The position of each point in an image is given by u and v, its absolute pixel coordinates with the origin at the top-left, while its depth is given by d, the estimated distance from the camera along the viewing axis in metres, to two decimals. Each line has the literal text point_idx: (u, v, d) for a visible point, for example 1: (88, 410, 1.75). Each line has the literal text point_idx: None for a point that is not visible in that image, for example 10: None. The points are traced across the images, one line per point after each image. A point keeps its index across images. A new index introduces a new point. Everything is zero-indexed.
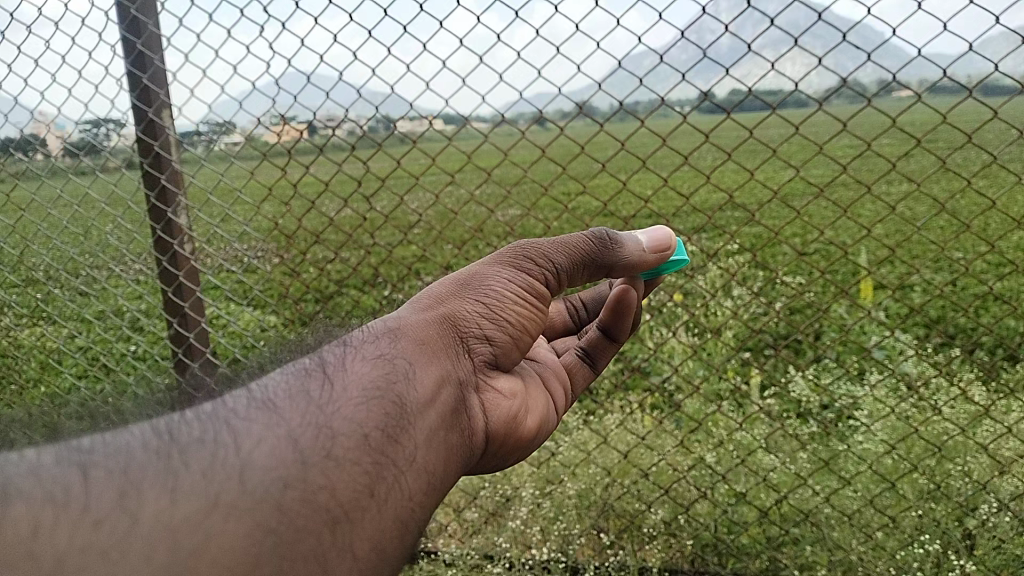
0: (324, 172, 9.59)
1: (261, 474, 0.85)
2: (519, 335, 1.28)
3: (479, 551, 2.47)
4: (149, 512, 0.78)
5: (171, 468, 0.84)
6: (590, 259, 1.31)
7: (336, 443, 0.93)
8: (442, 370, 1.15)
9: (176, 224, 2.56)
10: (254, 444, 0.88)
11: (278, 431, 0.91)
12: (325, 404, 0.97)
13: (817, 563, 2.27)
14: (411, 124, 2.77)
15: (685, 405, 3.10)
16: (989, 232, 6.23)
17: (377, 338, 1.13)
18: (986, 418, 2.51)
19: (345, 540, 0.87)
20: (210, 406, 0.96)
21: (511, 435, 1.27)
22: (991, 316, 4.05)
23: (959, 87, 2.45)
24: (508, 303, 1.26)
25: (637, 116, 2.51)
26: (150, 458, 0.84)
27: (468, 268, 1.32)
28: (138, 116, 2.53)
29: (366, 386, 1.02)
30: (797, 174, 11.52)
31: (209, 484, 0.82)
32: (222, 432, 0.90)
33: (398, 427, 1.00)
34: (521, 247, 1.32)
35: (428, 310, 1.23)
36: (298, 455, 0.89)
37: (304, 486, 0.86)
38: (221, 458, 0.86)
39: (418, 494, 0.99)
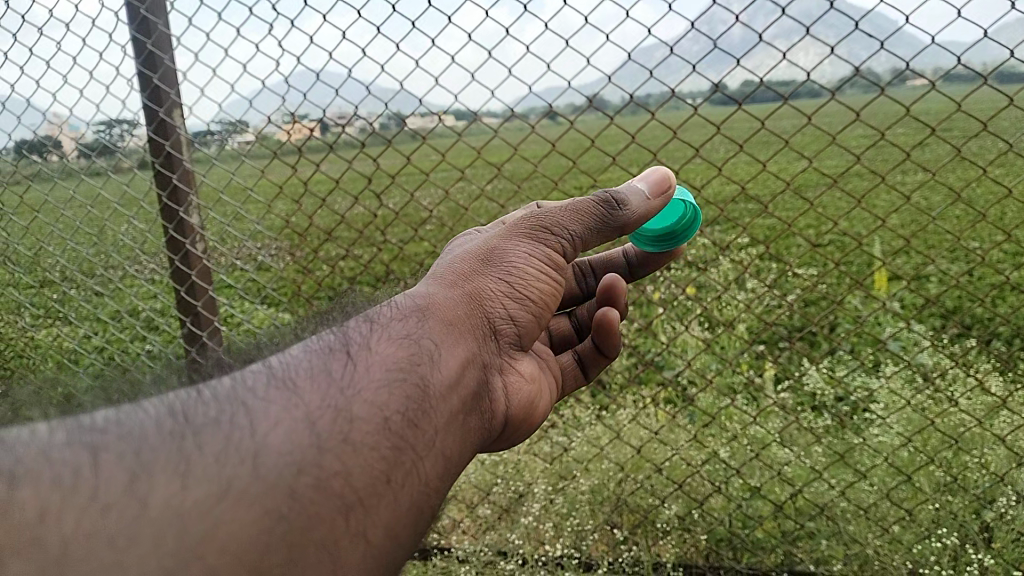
0: (336, 169, 9.62)
1: (274, 458, 0.85)
2: (538, 314, 1.29)
3: (491, 548, 2.47)
4: (159, 497, 0.78)
5: (183, 450, 0.83)
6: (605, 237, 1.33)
7: (355, 428, 0.92)
8: (469, 351, 1.15)
9: (187, 224, 2.57)
10: (270, 426, 0.87)
11: (296, 413, 0.90)
12: (345, 386, 0.96)
13: (833, 557, 2.26)
14: (421, 120, 2.77)
15: (698, 399, 3.09)
16: (1006, 222, 6.17)
17: (402, 317, 1.12)
18: (1004, 409, 2.48)
19: (358, 527, 0.88)
20: (230, 380, 0.96)
21: (525, 417, 1.29)
22: (1009, 306, 4.01)
23: (974, 74, 2.42)
24: (531, 281, 1.27)
25: (648, 109, 2.49)
26: (164, 437, 0.85)
27: (485, 242, 1.31)
28: (148, 117, 2.54)
29: (389, 365, 1.01)
30: (810, 165, 11.44)
31: (221, 469, 0.82)
32: (238, 413, 0.89)
33: (418, 411, 1.00)
34: (540, 219, 1.32)
35: (450, 285, 1.22)
36: (315, 438, 0.88)
37: (318, 471, 0.86)
38: (235, 439, 0.86)
39: (434, 479, 0.99)
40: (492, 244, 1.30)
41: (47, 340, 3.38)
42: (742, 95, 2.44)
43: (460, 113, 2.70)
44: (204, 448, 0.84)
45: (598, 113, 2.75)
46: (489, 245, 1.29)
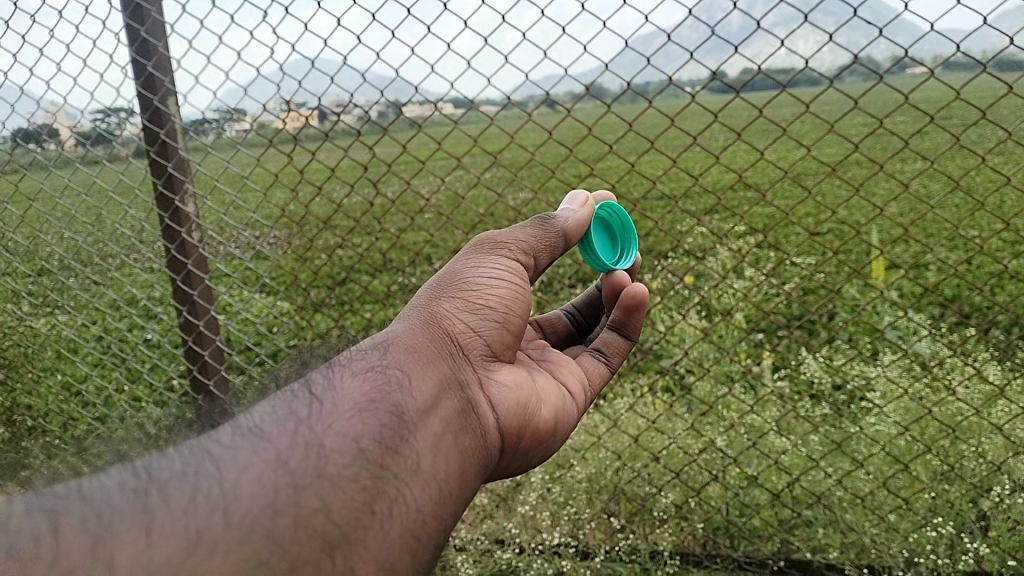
0: (333, 158, 9.58)
1: (247, 504, 0.84)
2: (505, 324, 1.34)
3: (489, 537, 2.48)
4: (128, 554, 0.75)
5: (149, 506, 0.81)
6: (550, 239, 1.44)
7: (330, 462, 0.92)
8: (441, 373, 1.17)
9: (183, 212, 2.56)
10: (243, 473, 0.88)
11: (266, 456, 0.90)
12: (314, 424, 0.96)
13: (830, 546, 2.28)
14: (419, 109, 2.76)
15: (696, 387, 3.09)
16: (1005, 210, 6.17)
17: (363, 355, 1.13)
18: (1001, 398, 2.48)
19: (346, 562, 0.86)
20: (192, 441, 0.95)
21: (523, 426, 1.29)
22: (1007, 294, 4.01)
23: (974, 62, 2.41)
24: (486, 293, 1.33)
25: (646, 97, 2.47)
26: (129, 496, 0.83)
27: (438, 273, 1.37)
28: (143, 104, 2.51)
29: (359, 398, 1.02)
30: (809, 153, 11.44)
31: (191, 524, 0.81)
32: (205, 464, 0.89)
33: (396, 437, 1.00)
34: (483, 238, 1.40)
35: (411, 318, 1.26)
36: (289, 478, 0.88)
37: (296, 511, 0.86)
38: (202, 495, 0.84)
39: (426, 504, 0.99)
40: (441, 275, 1.36)
41: (43, 332, 3.38)
42: (741, 83, 2.42)
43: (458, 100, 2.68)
44: (174, 500, 0.83)
45: (597, 101, 2.73)
46: (439, 276, 1.36)
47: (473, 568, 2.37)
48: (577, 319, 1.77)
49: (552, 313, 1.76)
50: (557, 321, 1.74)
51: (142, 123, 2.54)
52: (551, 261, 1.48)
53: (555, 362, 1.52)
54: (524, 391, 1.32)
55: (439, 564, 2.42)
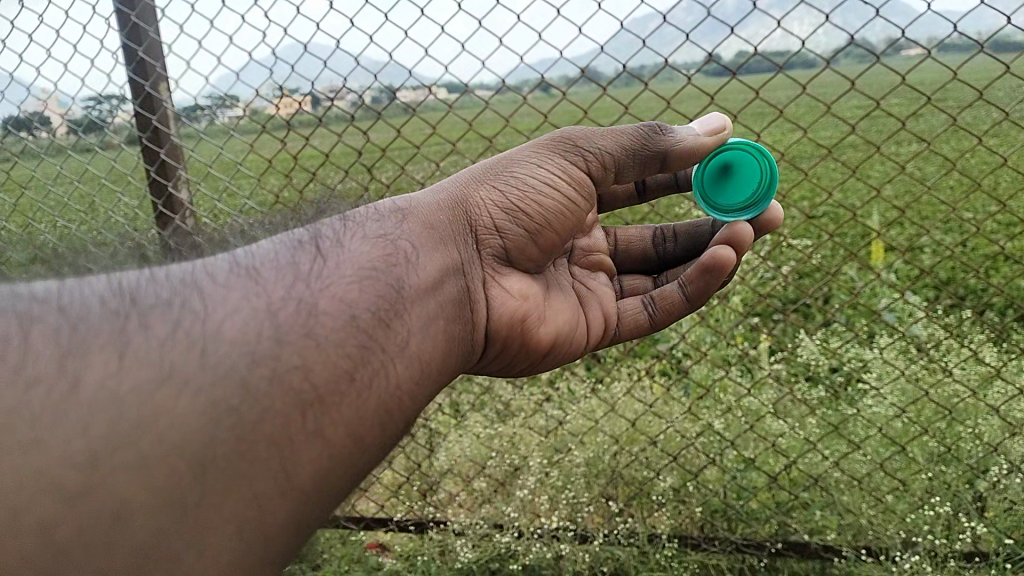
0: (326, 143, 9.52)
1: (224, 349, 0.94)
2: (538, 232, 1.44)
3: (489, 521, 2.47)
4: (94, 377, 0.88)
5: (126, 334, 0.93)
6: (637, 156, 1.45)
7: (320, 319, 1.02)
8: (450, 257, 1.32)
9: (177, 199, 2.53)
10: (234, 325, 0.97)
11: (257, 303, 1.01)
12: (315, 281, 1.07)
13: (827, 527, 2.31)
14: (413, 93, 2.74)
15: (693, 371, 3.10)
16: (999, 192, 6.19)
17: (388, 211, 1.31)
18: (997, 379, 2.50)
19: (316, 423, 0.97)
20: (193, 271, 1.06)
21: (514, 331, 1.44)
22: (1002, 276, 4.03)
23: (970, 42, 2.39)
24: (532, 196, 1.42)
25: (642, 80, 2.46)
26: (107, 325, 0.94)
27: (496, 157, 1.48)
28: (134, 91, 2.51)
29: (366, 268, 1.14)
30: (804, 136, 11.42)
31: (163, 354, 0.92)
32: (192, 304, 0.99)
33: (389, 312, 1.12)
34: (567, 136, 1.47)
35: (451, 197, 1.40)
36: (274, 331, 0.98)
37: (273, 363, 0.96)
38: (181, 329, 0.96)
39: (406, 382, 1.10)
40: (502, 161, 1.47)
41: None
42: (737, 65, 2.41)
43: (453, 85, 2.66)
44: (150, 332, 0.94)
45: (592, 84, 2.70)
46: (498, 161, 1.47)
47: (473, 552, 2.38)
48: (663, 243, 1.79)
49: (637, 229, 1.81)
50: (635, 241, 1.79)
51: (134, 109, 2.53)
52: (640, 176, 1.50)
53: (586, 292, 1.66)
54: (527, 303, 1.45)
55: (439, 548, 2.47)
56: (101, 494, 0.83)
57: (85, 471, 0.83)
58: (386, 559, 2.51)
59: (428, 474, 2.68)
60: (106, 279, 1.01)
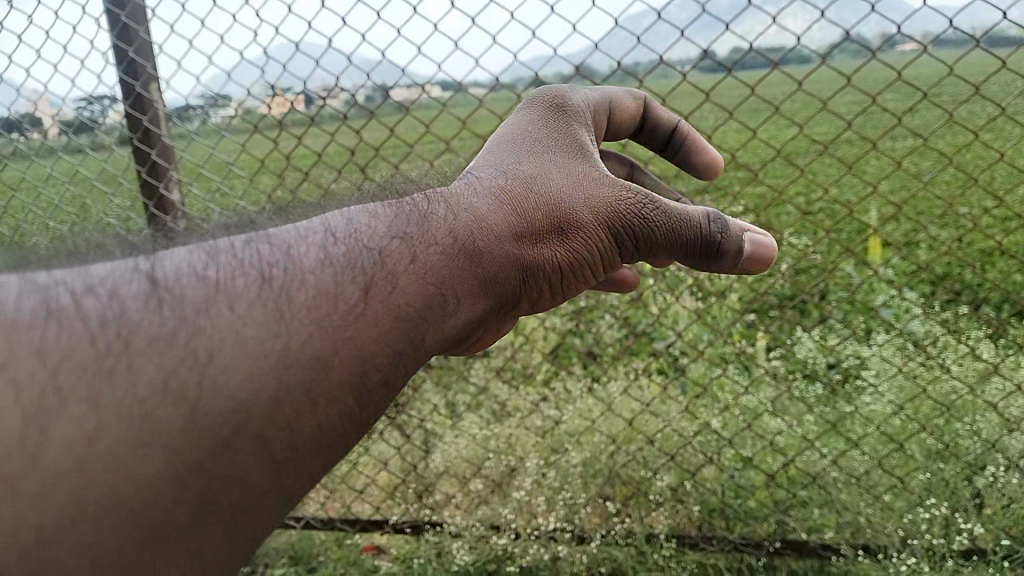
0: (321, 142, 9.49)
1: (213, 406, 0.88)
2: (562, 290, 1.34)
3: (485, 522, 2.45)
4: (63, 431, 0.83)
5: (109, 377, 0.86)
6: (691, 255, 1.27)
7: (331, 374, 0.96)
8: (478, 315, 1.22)
9: (169, 200, 2.51)
10: (236, 379, 0.89)
11: (270, 346, 0.93)
12: (339, 326, 0.98)
13: (826, 525, 2.30)
14: (406, 91, 2.71)
15: (690, 369, 3.08)
16: (995, 186, 6.19)
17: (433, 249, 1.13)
18: (995, 376, 2.49)
19: (283, 483, 0.94)
20: (209, 287, 0.96)
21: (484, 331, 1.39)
22: (999, 271, 4.03)
23: (966, 36, 2.38)
24: (572, 268, 1.29)
25: (636, 78, 2.44)
26: (95, 362, 0.87)
27: (560, 189, 1.28)
28: (125, 91, 2.48)
29: (398, 317, 1.05)
30: (800, 132, 11.42)
31: (149, 409, 0.86)
32: (195, 340, 0.90)
33: (396, 371, 1.05)
34: (640, 217, 1.26)
35: (508, 236, 1.22)
36: (274, 390, 0.91)
37: (261, 425, 0.90)
38: (176, 378, 0.88)
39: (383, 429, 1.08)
40: (567, 203, 1.27)
41: None
42: (733, 61, 2.39)
43: (448, 83, 2.63)
44: (141, 378, 0.87)
45: (586, 81, 2.68)
46: (562, 200, 1.27)
47: (469, 554, 2.38)
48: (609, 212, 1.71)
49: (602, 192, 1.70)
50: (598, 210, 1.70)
51: (124, 109, 2.50)
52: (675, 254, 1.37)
53: None
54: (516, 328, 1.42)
55: (435, 550, 2.45)
56: (51, 555, 0.83)
57: (38, 533, 0.82)
58: (382, 561, 2.51)
59: (424, 475, 2.66)
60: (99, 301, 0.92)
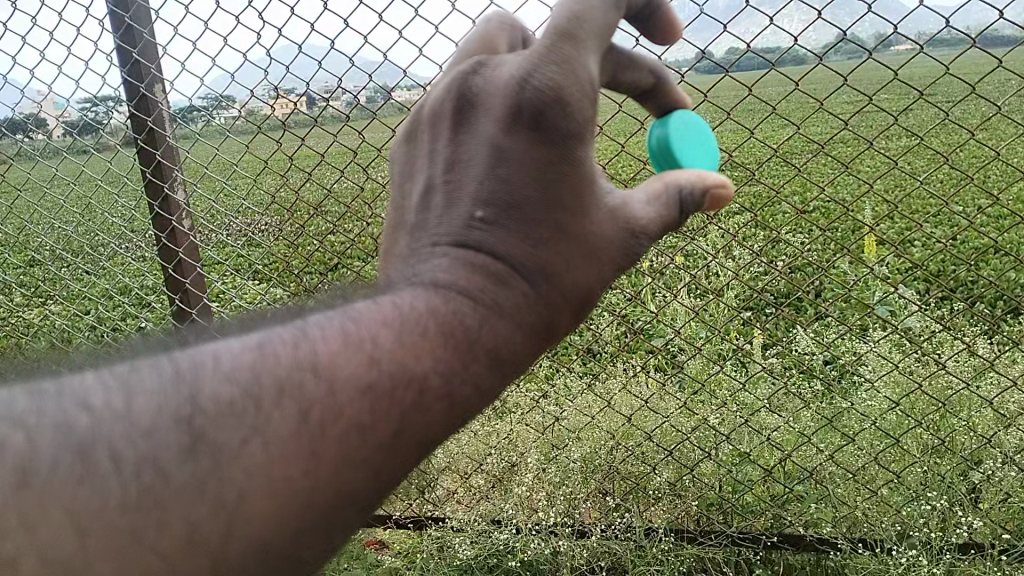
0: (322, 143, 9.59)
1: (242, 548, 0.81)
2: None
3: (486, 517, 2.49)
4: None
5: (134, 532, 0.77)
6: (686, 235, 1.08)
7: (348, 509, 0.86)
8: None
9: (173, 200, 2.55)
10: (269, 520, 0.81)
11: (301, 490, 0.82)
12: (371, 456, 0.86)
13: (823, 520, 2.29)
14: (408, 92, 2.74)
15: (688, 365, 3.12)
16: (989, 185, 6.28)
17: (455, 380, 0.91)
18: (991, 371, 2.52)
19: None
20: (241, 415, 0.82)
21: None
22: (992, 269, 4.09)
23: (962, 36, 2.40)
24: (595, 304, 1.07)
25: None
26: (115, 522, 0.76)
27: (589, 273, 0.99)
28: (129, 92, 2.51)
29: (422, 445, 0.90)
30: (797, 131, 11.53)
31: (173, 567, 0.78)
32: (226, 482, 0.80)
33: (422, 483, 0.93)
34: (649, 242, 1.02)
35: (542, 341, 0.99)
36: (303, 527, 0.83)
37: (289, 559, 0.84)
38: (202, 531, 0.79)
39: None
40: (589, 277, 0.99)
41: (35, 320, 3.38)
42: (730, 62, 2.42)
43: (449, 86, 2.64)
44: (165, 537, 0.78)
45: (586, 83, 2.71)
46: (590, 285, 1.00)
47: (471, 549, 2.41)
48: None
49: None
50: None
51: (129, 111, 2.52)
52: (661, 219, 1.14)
53: None
54: None
55: (437, 545, 2.49)
56: None
57: None
58: (384, 556, 2.57)
59: (425, 470, 2.69)
60: (121, 435, 0.80)
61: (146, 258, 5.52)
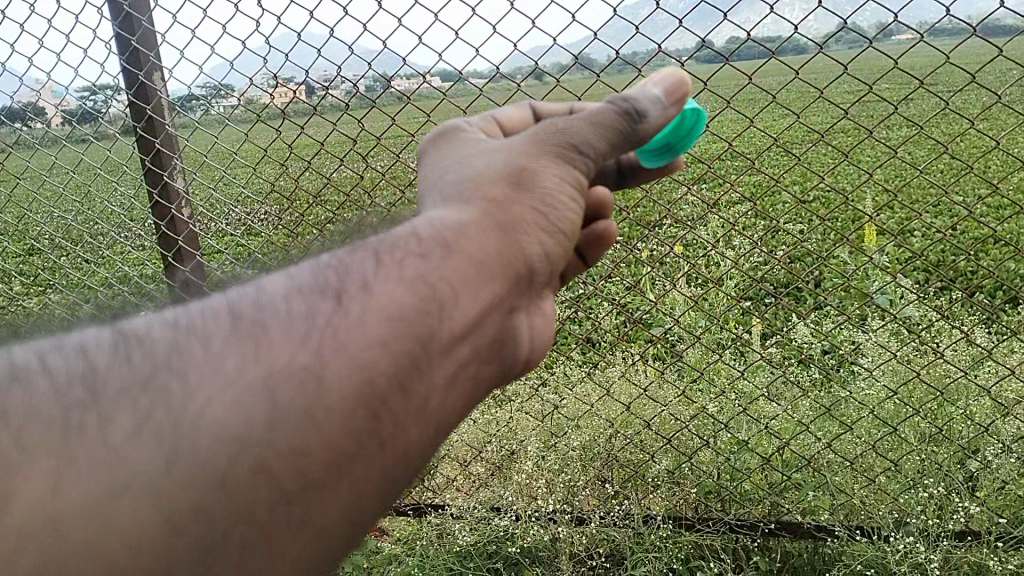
0: (322, 132, 9.59)
1: (203, 439, 0.81)
2: (568, 245, 1.07)
3: (485, 505, 2.51)
4: (39, 492, 0.78)
5: (83, 430, 0.82)
6: (617, 129, 1.08)
7: (321, 401, 0.84)
8: (498, 295, 0.97)
9: (173, 188, 2.55)
10: (224, 408, 0.82)
11: (255, 373, 0.84)
12: (326, 333, 0.87)
13: (820, 507, 2.32)
14: (407, 82, 2.74)
15: (687, 354, 3.14)
16: (989, 175, 6.29)
17: (403, 255, 0.93)
18: (988, 360, 2.53)
19: (303, 508, 0.84)
20: (187, 334, 0.89)
21: (538, 353, 1.12)
22: (992, 259, 4.10)
23: (963, 26, 2.40)
24: (561, 208, 1.02)
25: (636, 68, 2.46)
26: (66, 422, 0.83)
27: (503, 158, 1.03)
28: (128, 80, 2.50)
29: (388, 320, 0.88)
30: (798, 121, 11.53)
31: (126, 459, 0.80)
32: (175, 380, 0.84)
33: (411, 371, 0.89)
34: (558, 129, 1.06)
35: (493, 211, 0.97)
36: (267, 413, 0.82)
37: (262, 452, 0.81)
38: (150, 425, 0.82)
39: (422, 444, 0.91)
40: (508, 165, 1.02)
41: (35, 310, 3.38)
42: (730, 51, 2.42)
43: (448, 74, 2.64)
44: (115, 429, 0.82)
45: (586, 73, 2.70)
46: (515, 158, 1.03)
47: (471, 535, 2.44)
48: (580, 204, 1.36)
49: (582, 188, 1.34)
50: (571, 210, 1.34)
51: (128, 99, 2.52)
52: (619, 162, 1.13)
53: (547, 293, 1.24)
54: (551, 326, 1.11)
55: (437, 531, 2.52)
56: None
57: None
58: (385, 543, 2.60)
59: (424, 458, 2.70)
60: (73, 366, 0.89)
61: (146, 247, 5.53)
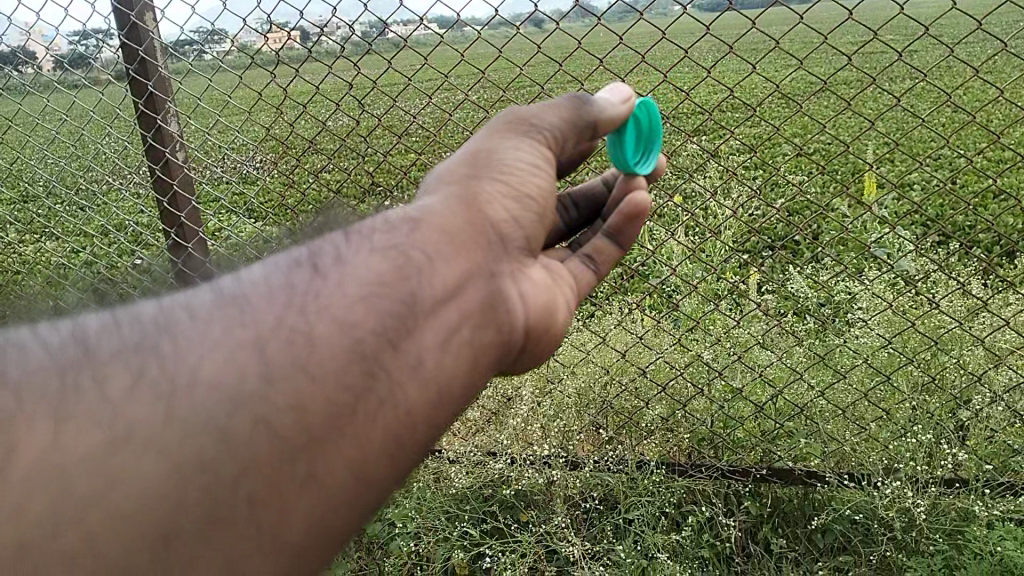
0: (318, 78, 9.44)
1: (197, 396, 0.81)
2: (543, 217, 1.10)
3: (482, 449, 2.54)
4: (34, 447, 0.78)
5: (74, 388, 0.82)
6: (567, 113, 1.18)
7: (310, 358, 0.85)
8: (476, 260, 0.99)
9: (167, 131, 2.52)
10: (212, 367, 0.83)
11: (244, 337, 0.85)
12: (307, 298, 0.89)
13: (813, 454, 2.36)
14: (405, 26, 2.68)
15: (683, 304, 3.15)
16: (993, 127, 6.22)
17: (373, 233, 0.98)
18: (984, 311, 2.54)
19: (307, 465, 0.83)
20: (175, 304, 0.91)
21: (548, 329, 1.09)
22: (992, 213, 4.09)
23: None
24: (523, 176, 1.09)
25: (638, 13, 2.40)
26: (60, 382, 0.83)
27: (465, 149, 1.13)
28: (119, 21, 2.43)
29: (369, 284, 0.91)
30: (801, 71, 11.37)
31: (120, 416, 0.80)
32: (164, 341, 0.86)
33: (399, 330, 0.90)
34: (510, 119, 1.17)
35: (457, 188, 1.05)
36: (260, 369, 0.83)
37: (258, 406, 0.81)
38: (142, 383, 0.82)
39: (420, 405, 0.91)
40: (467, 155, 1.11)
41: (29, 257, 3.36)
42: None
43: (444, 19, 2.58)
44: (113, 387, 0.82)
45: (586, 18, 2.63)
46: (474, 147, 1.12)
47: (467, 478, 2.46)
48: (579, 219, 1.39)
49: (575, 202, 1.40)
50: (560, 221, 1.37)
51: (118, 40, 2.46)
52: (571, 153, 1.23)
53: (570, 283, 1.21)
54: (550, 301, 1.09)
55: (433, 475, 2.54)
56: None
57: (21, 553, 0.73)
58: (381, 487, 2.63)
59: None
60: (63, 333, 0.89)
61: (141, 194, 5.48)
